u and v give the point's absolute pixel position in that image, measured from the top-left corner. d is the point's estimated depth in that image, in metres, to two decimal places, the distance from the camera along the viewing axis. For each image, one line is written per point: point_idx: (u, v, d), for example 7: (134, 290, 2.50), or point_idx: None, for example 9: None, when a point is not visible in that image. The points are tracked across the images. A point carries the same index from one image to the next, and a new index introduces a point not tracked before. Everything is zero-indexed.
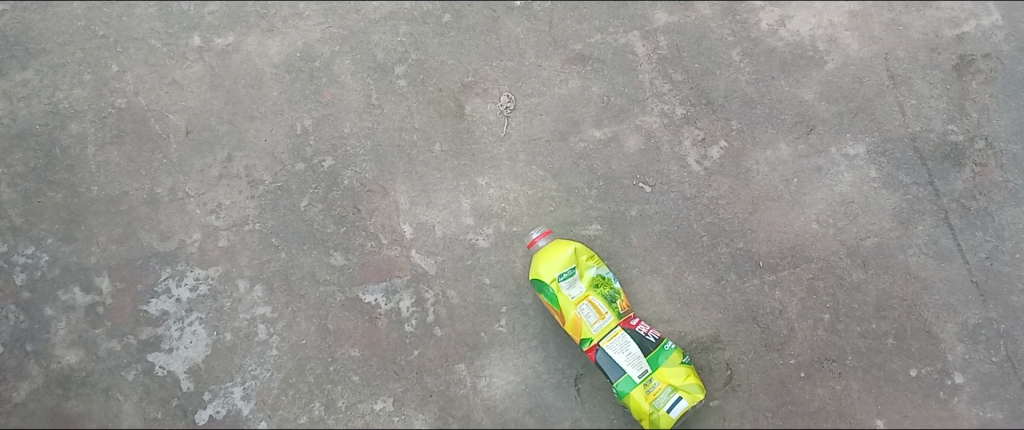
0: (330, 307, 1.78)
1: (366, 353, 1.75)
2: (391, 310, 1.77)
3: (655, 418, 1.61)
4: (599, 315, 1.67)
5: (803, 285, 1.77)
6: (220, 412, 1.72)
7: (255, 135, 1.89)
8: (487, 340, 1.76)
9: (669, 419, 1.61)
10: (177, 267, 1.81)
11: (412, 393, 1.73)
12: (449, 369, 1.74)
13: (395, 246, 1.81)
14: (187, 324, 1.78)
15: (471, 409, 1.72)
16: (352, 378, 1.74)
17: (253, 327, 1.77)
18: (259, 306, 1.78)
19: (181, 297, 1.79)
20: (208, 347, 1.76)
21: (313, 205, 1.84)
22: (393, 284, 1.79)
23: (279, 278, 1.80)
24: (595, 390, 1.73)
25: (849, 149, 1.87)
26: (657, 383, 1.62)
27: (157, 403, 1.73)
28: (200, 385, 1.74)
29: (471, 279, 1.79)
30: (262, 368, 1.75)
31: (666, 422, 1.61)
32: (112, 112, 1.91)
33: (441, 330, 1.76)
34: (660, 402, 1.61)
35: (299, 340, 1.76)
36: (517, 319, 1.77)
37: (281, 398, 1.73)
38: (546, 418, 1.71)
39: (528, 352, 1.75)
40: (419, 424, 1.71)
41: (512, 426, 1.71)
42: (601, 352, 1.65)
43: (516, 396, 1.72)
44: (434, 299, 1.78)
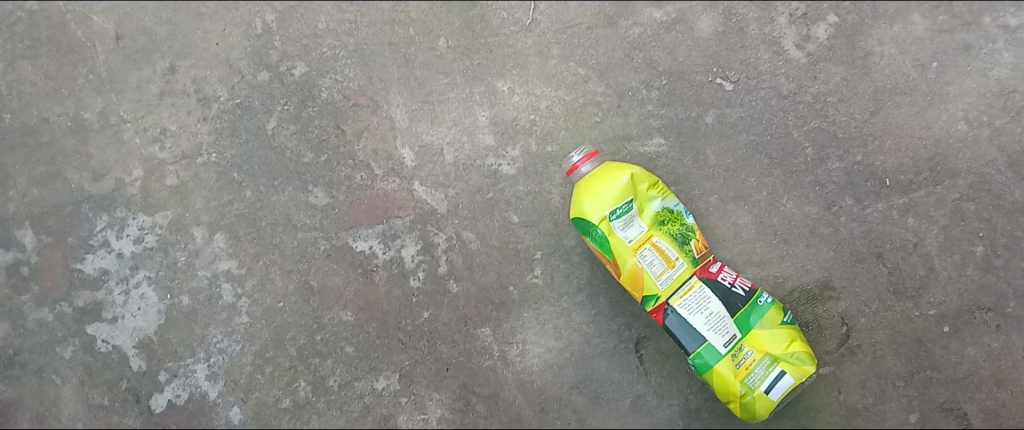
0: (312, 260, 1.36)
1: (361, 317, 1.34)
2: (391, 261, 1.35)
3: (748, 401, 1.19)
4: (668, 263, 1.22)
5: (947, 209, 1.30)
6: (180, 397, 1.35)
7: (202, 37, 1.44)
8: (518, 296, 1.33)
9: (768, 403, 1.18)
10: (115, 214, 1.40)
11: (424, 367, 1.33)
12: (470, 335, 1.33)
13: (393, 178, 1.37)
14: (133, 286, 1.38)
15: (501, 386, 1.31)
16: (346, 350, 1.34)
17: (216, 287, 1.37)
18: (223, 260, 1.37)
19: (123, 251, 1.39)
20: (161, 315, 1.37)
21: (283, 127, 1.40)
22: (392, 227, 1.36)
23: (245, 223, 1.38)
24: (663, 356, 1.30)
25: (1009, 18, 1.35)
26: (751, 355, 1.19)
27: (102, 388, 1.36)
28: (154, 363, 1.36)
29: (495, 216, 1.35)
30: (230, 340, 1.35)
31: (764, 407, 1.19)
32: (22, 16, 1.47)
33: (458, 284, 1.34)
34: (755, 380, 1.19)
35: (275, 302, 1.36)
36: (557, 266, 1.33)
37: (256, 377, 1.34)
38: (599, 394, 1.30)
39: (574, 311, 1.32)
40: (433, 407, 1.32)
41: (554, 407, 1.31)
42: (672, 314, 1.22)
43: (558, 368, 1.31)
44: (445, 244, 1.35)
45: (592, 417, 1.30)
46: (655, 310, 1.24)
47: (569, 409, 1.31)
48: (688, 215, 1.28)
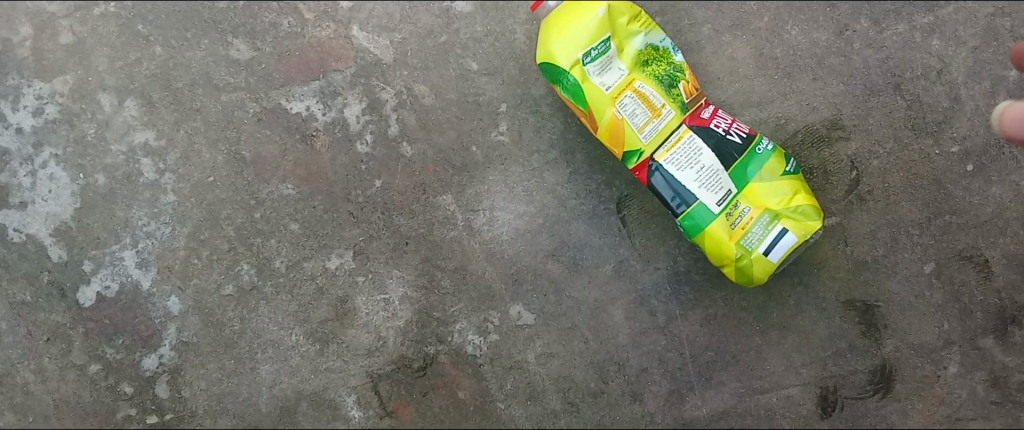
0: (241, 126, 1.18)
1: (305, 189, 1.18)
2: (333, 122, 1.17)
3: (745, 265, 1.04)
4: (653, 112, 1.05)
5: (978, 27, 1.13)
6: (110, 288, 1.20)
7: None
8: (482, 157, 1.17)
9: (767, 266, 1.04)
10: (7, 82, 1.18)
11: (380, 242, 1.18)
12: (430, 204, 1.17)
13: (326, 23, 1.18)
14: (40, 167, 1.19)
15: (468, 258, 1.17)
16: (291, 228, 1.18)
17: (134, 163, 1.19)
18: (138, 130, 1.19)
19: (23, 126, 1.19)
20: (76, 197, 1.20)
21: None
22: (330, 83, 1.17)
23: (158, 85, 1.19)
24: (648, 217, 1.15)
25: None
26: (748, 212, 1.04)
27: (23, 282, 1.21)
28: (76, 253, 1.20)
29: (450, 64, 1.17)
30: (159, 223, 1.20)
31: (763, 271, 1.04)
32: None
33: (412, 147, 1.17)
34: (752, 241, 1.04)
35: (204, 178, 1.18)
36: (525, 120, 1.17)
37: (192, 263, 1.19)
38: (577, 263, 1.16)
39: (545, 170, 1.16)
40: (394, 286, 1.18)
41: (528, 278, 1.16)
42: (657, 170, 1.06)
43: (530, 235, 1.16)
44: (394, 102, 1.17)
45: (571, 288, 1.16)
46: (638, 167, 1.07)
47: (544, 281, 1.16)
48: (676, 54, 1.09)
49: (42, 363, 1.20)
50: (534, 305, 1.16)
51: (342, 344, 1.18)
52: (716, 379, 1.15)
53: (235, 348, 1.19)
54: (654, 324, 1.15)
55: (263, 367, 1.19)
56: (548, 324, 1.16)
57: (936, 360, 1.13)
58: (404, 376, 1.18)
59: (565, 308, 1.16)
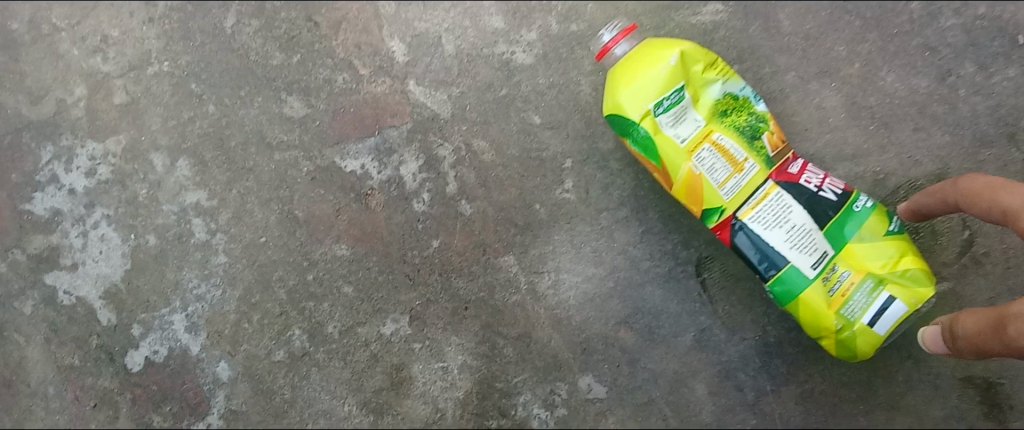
0: (294, 185, 1.13)
1: (359, 250, 1.12)
2: (388, 181, 1.12)
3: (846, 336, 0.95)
4: (734, 167, 0.97)
5: None
6: (158, 353, 1.16)
7: None
8: (546, 216, 1.09)
9: (872, 338, 0.93)
10: (61, 143, 1.16)
11: (438, 307, 1.11)
12: (490, 265, 1.10)
13: (383, 78, 1.13)
14: (91, 227, 1.17)
15: (533, 325, 1.09)
16: (344, 291, 1.12)
17: (185, 224, 1.15)
18: (190, 191, 1.15)
19: (76, 187, 1.16)
20: (127, 258, 1.17)
21: (243, 24, 1.15)
22: (386, 139, 1.12)
23: (210, 145, 1.14)
24: (730, 281, 1.07)
25: None
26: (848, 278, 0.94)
27: (71, 346, 1.17)
28: (125, 317, 1.17)
29: (511, 118, 1.11)
30: (209, 285, 1.15)
31: (868, 343, 0.94)
32: None
33: (471, 206, 1.11)
34: (852, 309, 0.94)
35: (256, 238, 1.14)
36: (593, 176, 1.09)
37: (242, 328, 1.14)
38: (653, 331, 1.08)
39: (616, 230, 1.08)
40: (453, 354, 1.10)
41: (598, 347, 1.09)
42: (741, 230, 0.97)
43: (600, 301, 1.09)
44: (452, 158, 1.11)
45: (645, 358, 1.08)
46: (719, 226, 0.99)
47: (615, 349, 1.09)
48: (756, 102, 1.01)
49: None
50: (605, 377, 1.09)
51: (398, 416, 1.12)
52: None
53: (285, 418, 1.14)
54: (741, 400, 1.08)
55: None
56: (622, 398, 1.09)
57: None
58: None
59: (640, 380, 1.09)
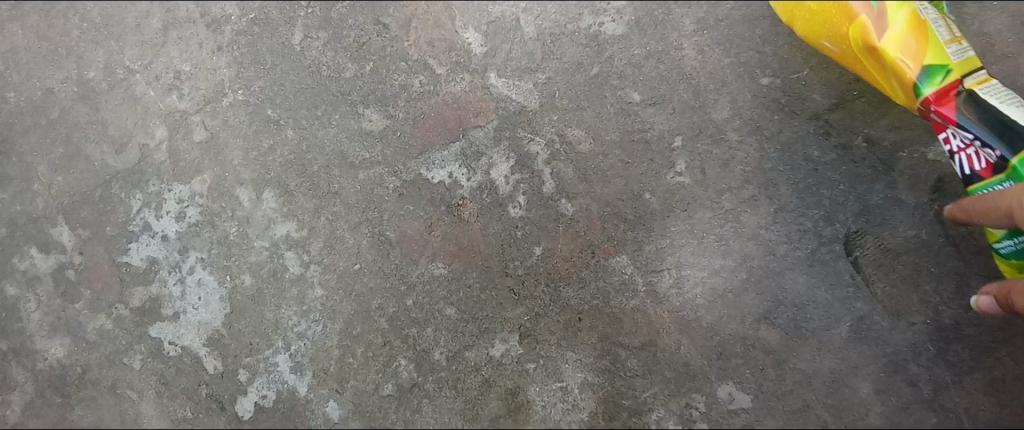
0: (382, 204, 1.05)
1: (456, 267, 1.02)
2: (479, 187, 1.02)
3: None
4: (953, 35, 0.89)
5: None
6: (267, 397, 1.10)
7: None
8: (659, 205, 0.98)
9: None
10: (149, 189, 1.13)
11: (547, 321, 0.99)
12: (602, 268, 0.98)
13: (462, 73, 1.04)
14: (188, 273, 1.13)
15: (657, 331, 0.96)
16: (447, 313, 1.02)
17: (278, 258, 1.09)
18: (279, 223, 1.08)
19: (168, 233, 1.13)
20: (226, 301, 1.11)
21: (311, 39, 1.08)
22: (472, 142, 1.02)
23: (294, 172, 1.08)
24: (885, 253, 0.93)
25: None
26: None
27: (181, 398, 1.13)
28: (230, 362, 1.11)
29: (607, 99, 1.01)
30: (309, 322, 1.08)
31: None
32: None
33: (572, 204, 0.99)
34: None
35: (351, 265, 1.06)
36: (707, 154, 0.98)
37: (348, 363, 1.06)
38: (800, 324, 0.93)
39: (742, 212, 0.96)
40: (571, 371, 0.98)
41: (736, 350, 0.94)
42: (968, 93, 0.85)
43: (732, 296, 0.95)
44: (546, 153, 1.00)
45: (797, 358, 0.93)
46: (942, 90, 0.86)
47: (759, 350, 0.94)
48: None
49: None
50: (749, 384, 0.93)
51: None
52: None
53: None
54: (920, 398, 0.90)
55: None
56: (772, 407, 0.92)
57: None
58: None
59: (791, 384, 0.92)
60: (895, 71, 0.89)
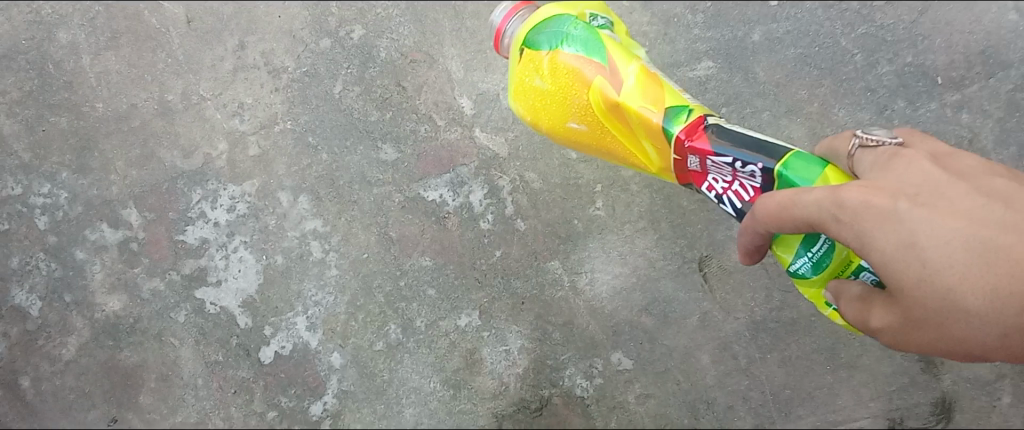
0: (389, 212, 1.47)
1: (439, 260, 1.45)
2: (461, 206, 1.46)
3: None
4: (674, 89, 1.14)
5: (1002, 101, 1.35)
6: (286, 347, 1.49)
7: (265, 12, 1.54)
8: (583, 228, 1.43)
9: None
10: (208, 187, 1.52)
11: (500, 303, 1.43)
12: (541, 269, 1.43)
13: (455, 127, 1.48)
14: (232, 251, 1.51)
15: (574, 314, 1.42)
16: (428, 293, 1.45)
17: (305, 245, 1.49)
18: (309, 220, 1.49)
19: (219, 220, 1.52)
20: (260, 274, 1.50)
21: (349, 90, 1.51)
22: (458, 174, 1.47)
23: (324, 184, 1.49)
24: (725, 272, 1.40)
25: None
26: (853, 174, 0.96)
27: (216, 345, 1.51)
28: (259, 319, 1.50)
29: (554, 155, 1.45)
30: (324, 293, 1.48)
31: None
32: (100, 10, 1.58)
33: (525, 223, 1.44)
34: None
35: (360, 254, 1.47)
36: (617, 197, 1.43)
37: (350, 324, 1.47)
38: (667, 314, 1.40)
39: (636, 237, 1.42)
40: (514, 338, 1.42)
41: (626, 329, 1.41)
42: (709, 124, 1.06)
43: (626, 292, 1.41)
44: (509, 186, 1.45)
45: (663, 336, 1.40)
46: (690, 126, 1.05)
47: (639, 331, 1.41)
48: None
49: (229, 411, 1.50)
50: (632, 352, 1.41)
51: (471, 389, 1.43)
52: (795, 414, 1.39)
53: (385, 394, 1.45)
54: (737, 366, 1.39)
55: (408, 410, 1.45)
56: (645, 368, 1.40)
57: (990, 391, 1.35)
58: (524, 416, 1.43)
59: (659, 354, 1.40)
60: (645, 122, 1.09)
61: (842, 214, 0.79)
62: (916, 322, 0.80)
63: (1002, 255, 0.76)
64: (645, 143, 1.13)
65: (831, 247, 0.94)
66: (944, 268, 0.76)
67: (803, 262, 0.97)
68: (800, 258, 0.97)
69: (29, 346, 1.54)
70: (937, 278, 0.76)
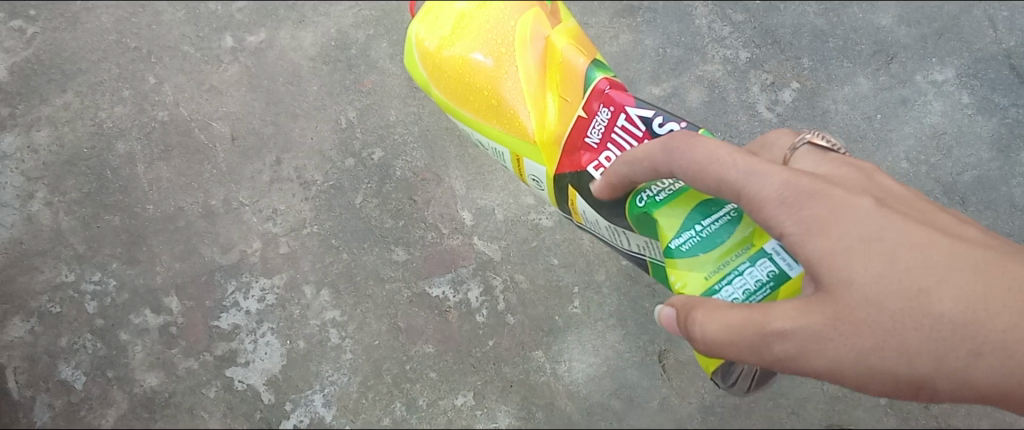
0: (399, 305, 1.73)
1: (440, 348, 1.70)
2: (461, 302, 1.73)
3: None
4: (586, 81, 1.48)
5: None
6: (303, 421, 1.65)
7: (300, 133, 1.86)
8: (562, 323, 1.72)
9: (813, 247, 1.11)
10: (242, 279, 1.75)
11: (492, 385, 1.67)
12: (527, 357, 1.69)
13: (457, 235, 1.79)
14: (260, 335, 1.71)
15: (555, 396, 1.67)
16: (429, 375, 1.68)
17: (324, 332, 1.72)
18: (328, 310, 1.73)
19: (250, 309, 1.73)
20: (284, 355, 1.70)
21: (367, 201, 1.80)
22: (459, 274, 1.75)
23: (344, 279, 1.75)
24: (679, 365, 1.69)
25: (936, 75, 1.79)
26: None
27: (241, 418, 1.65)
28: (281, 395, 1.67)
29: (539, 261, 1.77)
30: (340, 373, 1.69)
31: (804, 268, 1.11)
32: (156, 126, 1.86)
33: (513, 317, 1.72)
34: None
35: (372, 341, 1.70)
36: (591, 298, 1.74)
37: (362, 402, 1.66)
38: (632, 399, 1.67)
39: (606, 332, 1.72)
40: (502, 416, 1.65)
41: (598, 410, 1.66)
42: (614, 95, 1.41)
43: (598, 379, 1.68)
44: (502, 285, 1.75)
45: (629, 418, 1.66)
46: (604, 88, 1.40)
47: (610, 413, 1.66)
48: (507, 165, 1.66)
49: None
50: None
51: None
52: None
53: None
54: None
55: None
56: None
57: None
58: None
59: None
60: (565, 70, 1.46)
61: (789, 199, 1.00)
62: (855, 324, 0.96)
63: (956, 268, 0.98)
64: (550, 97, 1.46)
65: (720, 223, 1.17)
66: (886, 265, 0.97)
67: (688, 235, 1.18)
68: (688, 230, 1.18)
69: (70, 416, 1.64)
70: (897, 276, 0.96)
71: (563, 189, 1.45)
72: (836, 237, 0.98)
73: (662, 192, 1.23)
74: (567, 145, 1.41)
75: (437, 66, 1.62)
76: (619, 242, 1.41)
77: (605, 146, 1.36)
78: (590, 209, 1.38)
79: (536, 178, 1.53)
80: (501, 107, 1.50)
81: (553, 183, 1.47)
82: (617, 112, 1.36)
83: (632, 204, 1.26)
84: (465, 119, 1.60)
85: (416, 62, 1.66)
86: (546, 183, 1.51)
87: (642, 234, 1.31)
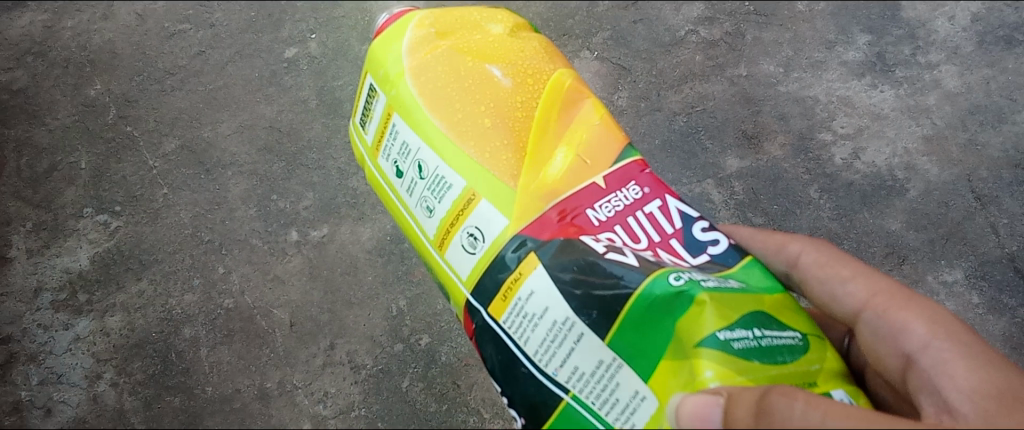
0: None
1: None
2: None
3: (837, 366, 0.94)
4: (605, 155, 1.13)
5: None
6: None
7: (354, 319, 2.00)
8: None
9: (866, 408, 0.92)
10: None
11: None
12: None
13: (498, 419, 1.88)
14: None
15: None
16: None
17: None
18: None
19: None
20: None
21: (414, 385, 1.92)
22: None
23: None
24: None
25: (946, 276, 1.92)
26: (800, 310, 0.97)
27: None
28: None
29: None
30: None
31: None
32: (221, 312, 1.99)
33: None
34: (627, 423, 0.89)
35: None
36: None
37: None
38: None
39: None
40: None
41: None
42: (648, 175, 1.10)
43: None
44: None
45: None
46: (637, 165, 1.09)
47: None
48: (419, 212, 1.16)
49: None
50: None
51: None
52: None
53: None
54: None
55: None
56: None
57: None
58: None
59: None
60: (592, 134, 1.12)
61: (945, 326, 1.01)
62: None
63: None
64: (555, 155, 1.10)
65: (786, 345, 0.90)
66: None
67: (745, 336, 0.88)
68: (744, 331, 0.89)
69: None
70: None
71: (506, 269, 1.01)
72: (988, 373, 0.97)
73: (707, 281, 0.92)
74: (556, 211, 1.05)
75: (426, 51, 1.22)
76: (542, 356, 0.95)
77: (610, 228, 1.02)
78: (550, 291, 0.96)
79: (473, 234, 1.07)
80: (489, 130, 1.13)
81: (504, 241, 1.04)
82: (651, 196, 1.05)
83: (658, 285, 0.91)
84: (417, 120, 1.15)
85: (402, 36, 1.23)
86: (485, 240, 1.06)
87: (612, 344, 0.92)
